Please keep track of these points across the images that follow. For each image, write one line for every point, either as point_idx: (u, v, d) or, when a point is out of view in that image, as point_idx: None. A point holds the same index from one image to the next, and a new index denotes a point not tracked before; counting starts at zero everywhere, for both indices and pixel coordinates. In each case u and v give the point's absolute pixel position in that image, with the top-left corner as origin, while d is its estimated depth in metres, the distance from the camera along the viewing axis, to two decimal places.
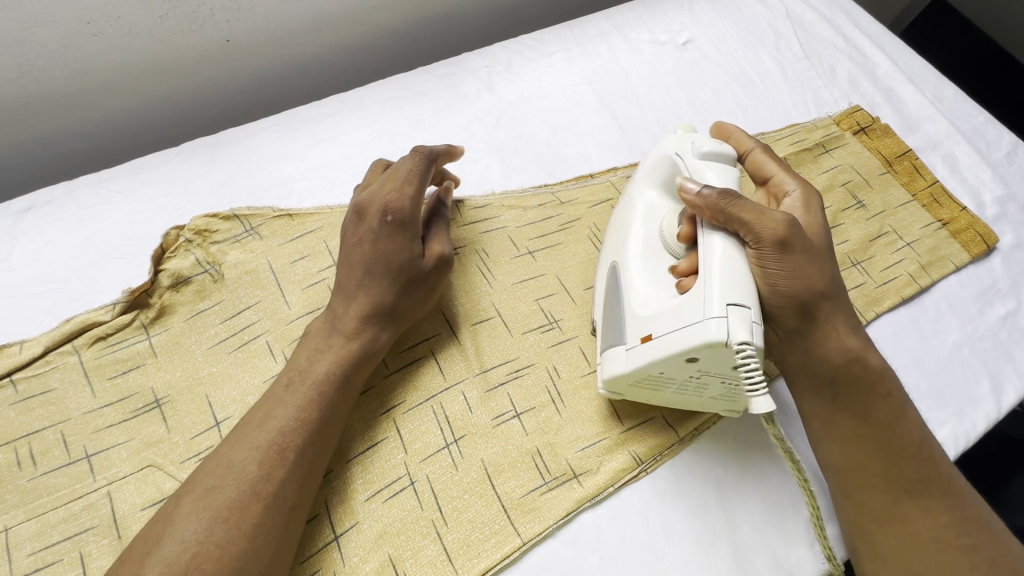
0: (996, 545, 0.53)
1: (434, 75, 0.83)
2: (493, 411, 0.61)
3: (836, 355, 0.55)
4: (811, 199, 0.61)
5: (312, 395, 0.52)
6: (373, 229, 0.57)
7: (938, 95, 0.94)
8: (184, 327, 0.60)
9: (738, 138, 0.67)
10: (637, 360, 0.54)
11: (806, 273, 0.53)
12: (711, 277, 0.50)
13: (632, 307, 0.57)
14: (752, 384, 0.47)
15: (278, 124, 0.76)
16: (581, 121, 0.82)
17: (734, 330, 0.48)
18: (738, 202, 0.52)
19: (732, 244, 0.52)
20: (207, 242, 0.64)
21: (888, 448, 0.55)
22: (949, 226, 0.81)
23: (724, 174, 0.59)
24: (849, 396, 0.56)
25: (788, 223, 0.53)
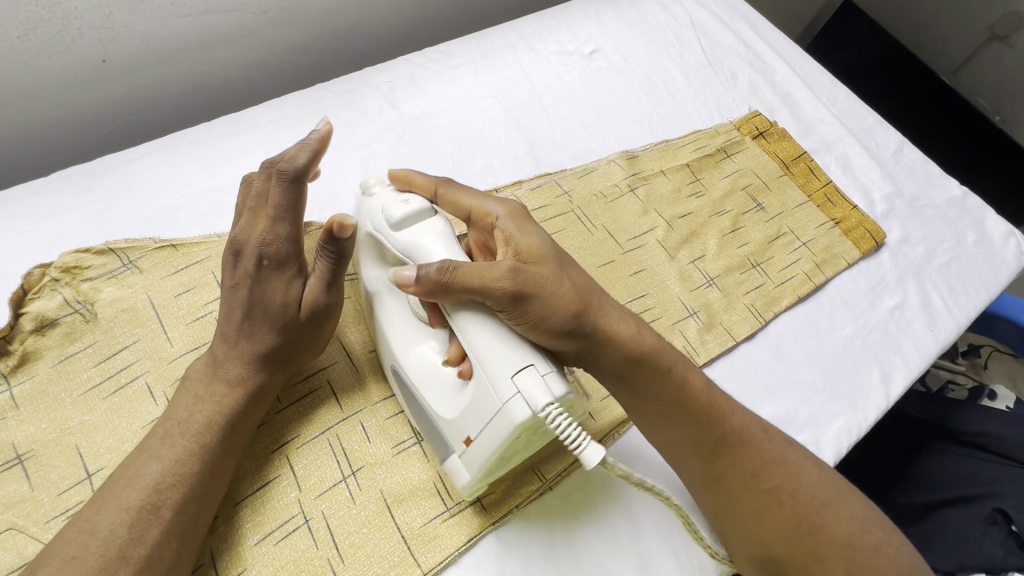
0: (783, 471, 0.55)
1: (333, 92, 0.80)
2: (393, 439, 0.59)
3: (620, 348, 0.52)
4: (523, 218, 0.54)
5: (193, 447, 0.50)
6: (248, 273, 0.54)
7: (832, 98, 0.99)
8: (51, 374, 0.56)
9: (415, 183, 0.57)
10: (473, 466, 0.52)
11: (549, 307, 0.48)
12: (483, 357, 0.48)
13: (439, 412, 0.53)
14: (575, 443, 0.45)
15: (162, 148, 0.72)
16: (486, 135, 0.82)
17: (534, 397, 0.45)
18: (455, 275, 0.47)
19: (485, 317, 0.48)
20: (78, 280, 0.60)
21: (692, 421, 0.55)
22: (842, 224, 0.84)
23: (439, 245, 0.51)
24: (641, 385, 0.54)
25: (514, 273, 0.48)
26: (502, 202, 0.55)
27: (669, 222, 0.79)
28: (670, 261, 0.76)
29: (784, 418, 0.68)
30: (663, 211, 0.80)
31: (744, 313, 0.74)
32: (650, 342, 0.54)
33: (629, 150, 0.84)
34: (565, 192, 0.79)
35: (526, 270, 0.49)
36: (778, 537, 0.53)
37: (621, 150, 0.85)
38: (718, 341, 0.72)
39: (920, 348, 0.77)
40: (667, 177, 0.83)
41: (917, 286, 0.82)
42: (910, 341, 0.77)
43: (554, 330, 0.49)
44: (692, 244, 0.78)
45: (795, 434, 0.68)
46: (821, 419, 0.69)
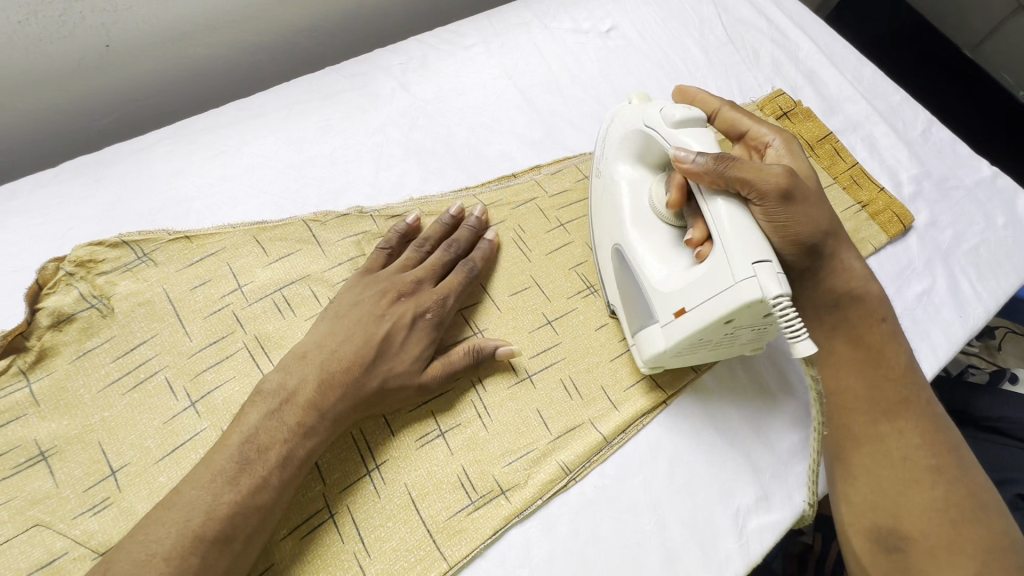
0: (917, 446, 0.58)
1: (344, 75, 0.78)
2: (417, 431, 0.59)
3: (841, 284, 0.62)
4: (794, 146, 0.65)
5: (272, 479, 0.49)
6: (405, 319, 0.58)
7: (858, 76, 0.95)
8: (69, 370, 0.55)
9: (698, 100, 0.68)
10: (674, 336, 0.57)
11: (806, 217, 0.56)
12: (722, 235, 0.53)
13: (657, 284, 0.59)
14: (793, 332, 0.49)
15: (171, 136, 0.70)
16: (502, 118, 0.79)
17: (767, 285, 0.49)
18: (732, 163, 0.54)
19: (734, 205, 0.54)
20: (93, 273, 0.59)
21: (882, 378, 0.61)
22: (868, 207, 0.82)
23: (707, 143, 0.58)
24: (850, 322, 0.62)
25: (789, 173, 0.55)
26: (776, 131, 0.66)
27: None
28: None
29: None
30: None
31: None
32: (841, 283, 0.62)
33: None
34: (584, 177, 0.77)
35: (795, 176, 0.56)
36: (917, 511, 0.56)
37: None
38: None
39: (948, 335, 0.75)
40: None
41: (946, 271, 0.80)
42: (937, 327, 0.75)
43: (800, 244, 0.58)
44: None
45: None
46: None
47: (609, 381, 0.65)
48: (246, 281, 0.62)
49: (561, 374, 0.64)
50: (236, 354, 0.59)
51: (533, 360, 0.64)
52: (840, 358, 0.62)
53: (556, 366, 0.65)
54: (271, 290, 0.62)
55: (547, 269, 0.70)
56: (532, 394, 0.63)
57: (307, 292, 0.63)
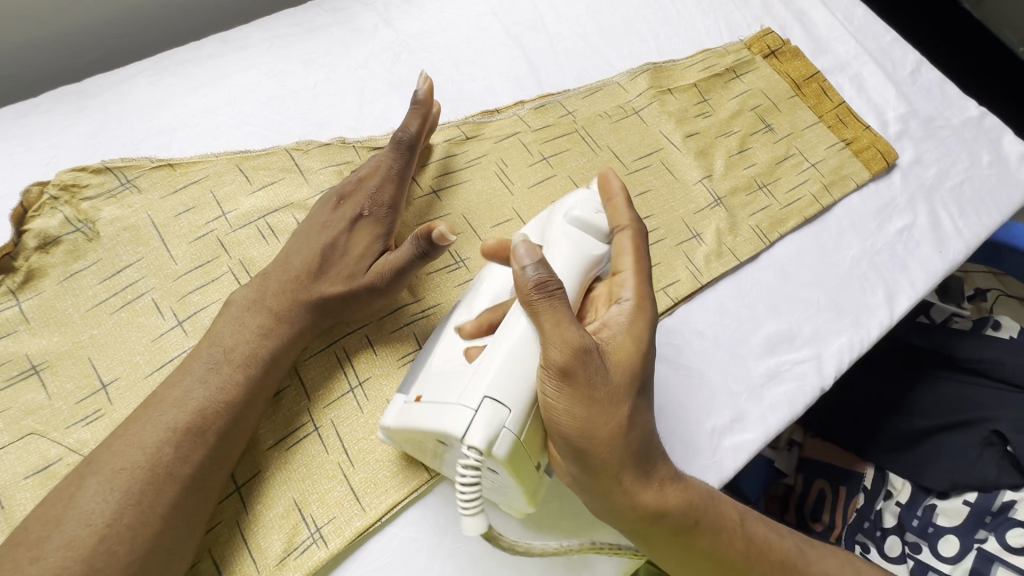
0: None
1: (325, 10, 0.77)
2: (398, 351, 0.60)
3: (631, 511, 0.47)
4: (643, 319, 0.49)
5: (239, 377, 0.50)
6: (345, 219, 0.58)
7: (849, 16, 0.94)
8: (58, 291, 0.57)
9: (617, 206, 0.54)
10: (399, 420, 0.49)
11: (573, 422, 0.44)
12: (499, 347, 0.45)
13: (432, 359, 0.51)
14: (467, 500, 0.43)
15: (153, 68, 0.69)
16: (486, 54, 0.79)
17: (479, 432, 0.42)
18: (547, 302, 0.44)
19: (524, 341, 0.45)
20: (77, 198, 0.59)
21: (716, 570, 0.50)
22: (853, 145, 0.82)
23: (577, 255, 0.51)
24: (689, 523, 0.48)
25: (579, 348, 0.44)
26: (639, 286, 0.51)
27: (676, 143, 0.77)
28: (674, 182, 0.75)
29: (786, 334, 0.69)
30: (668, 132, 0.78)
31: (749, 234, 0.74)
32: (677, 501, 0.48)
33: (634, 70, 0.81)
34: (568, 112, 0.77)
35: (591, 352, 0.44)
36: None
37: (625, 70, 0.82)
38: (723, 261, 0.71)
39: (927, 268, 0.76)
40: (674, 96, 0.80)
41: (927, 208, 0.80)
42: (916, 260, 0.76)
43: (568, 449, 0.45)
44: (699, 163, 0.77)
45: (797, 349, 0.69)
46: (823, 335, 0.70)
47: None
48: (230, 209, 0.63)
49: None
50: (222, 278, 0.60)
51: None
52: (656, 546, 0.50)
53: None
54: (254, 217, 0.63)
55: (529, 202, 0.70)
56: None
57: (291, 220, 0.64)
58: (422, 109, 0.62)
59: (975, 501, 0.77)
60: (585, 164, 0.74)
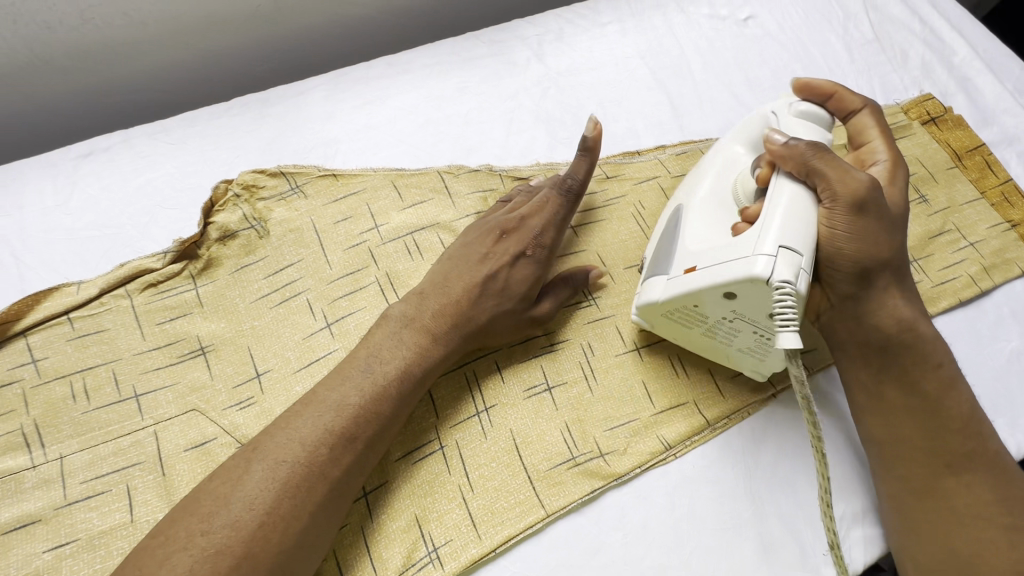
0: (988, 501, 0.52)
1: (483, 41, 0.81)
2: (525, 382, 0.61)
3: (891, 325, 0.54)
4: (898, 171, 0.60)
5: (391, 390, 0.53)
6: (509, 254, 0.60)
7: (1020, 87, 0.87)
8: (229, 280, 0.62)
9: (847, 96, 0.63)
10: (673, 290, 0.55)
11: (871, 244, 0.53)
12: (779, 210, 0.52)
13: (685, 241, 0.57)
14: (781, 323, 0.48)
15: (327, 84, 0.75)
16: (631, 96, 0.79)
17: (781, 269, 0.48)
18: (824, 158, 0.53)
19: (805, 193, 0.53)
20: (254, 198, 0.65)
21: (938, 428, 0.54)
22: (1019, 228, 0.76)
23: (815, 136, 0.58)
24: (908, 365, 0.55)
25: (868, 185, 0.52)
26: (887, 148, 0.62)
27: None
28: None
29: None
30: None
31: None
32: (924, 330, 0.56)
33: None
34: None
35: (879, 194, 0.53)
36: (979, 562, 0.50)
37: None
38: None
39: None
40: None
41: None
42: None
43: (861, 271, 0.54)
44: None
45: None
46: None
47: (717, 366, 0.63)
48: (382, 222, 0.67)
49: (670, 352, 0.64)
50: (370, 287, 0.63)
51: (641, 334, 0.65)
52: (885, 384, 0.55)
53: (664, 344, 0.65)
54: (403, 232, 0.66)
55: None
56: (638, 365, 0.63)
57: (435, 239, 0.66)
58: (591, 156, 0.65)
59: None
60: None
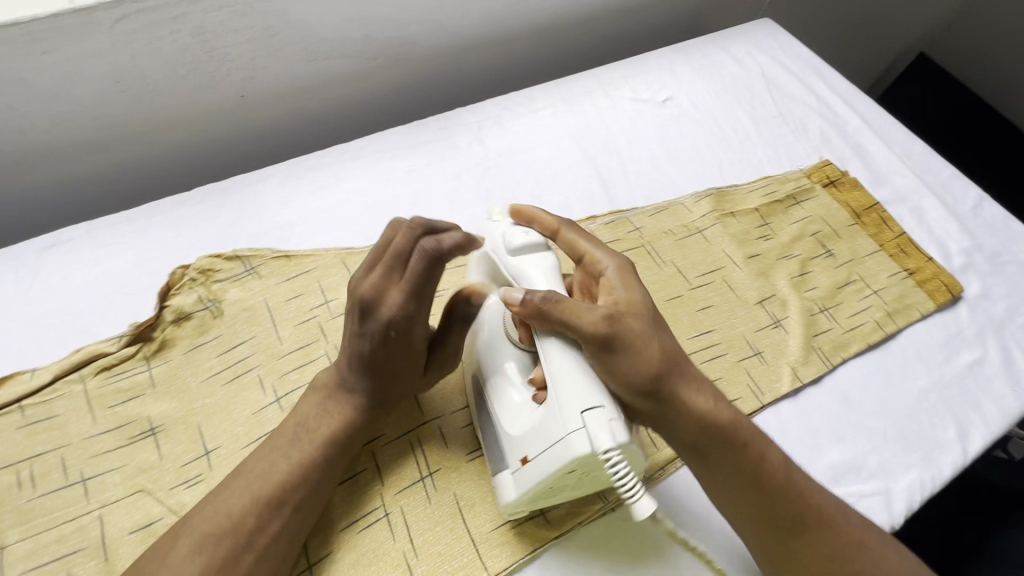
0: (828, 559, 0.55)
1: (428, 128, 0.90)
2: (468, 446, 0.64)
3: (693, 420, 0.56)
4: (629, 275, 0.59)
5: (315, 452, 0.56)
6: (355, 328, 0.57)
7: (907, 151, 0.99)
8: (182, 360, 0.65)
9: (539, 220, 0.63)
10: (521, 485, 0.54)
11: (632, 367, 0.53)
12: (557, 383, 0.51)
13: (506, 426, 0.57)
14: (630, 493, 0.47)
15: (283, 171, 0.82)
16: (564, 172, 0.88)
17: (596, 440, 0.47)
18: (555, 304, 0.52)
19: (564, 349, 0.52)
20: (210, 280, 0.69)
21: (764, 498, 0.56)
22: (916, 275, 0.84)
23: (541, 270, 0.58)
24: (716, 455, 0.56)
25: (602, 322, 0.52)
26: (612, 255, 0.60)
27: (738, 263, 0.82)
28: (736, 300, 0.79)
29: (851, 464, 0.68)
30: (731, 252, 0.83)
31: (812, 356, 0.75)
32: (727, 415, 0.57)
33: (698, 194, 0.89)
34: (636, 228, 0.84)
35: (617, 323, 0.53)
36: None
37: (690, 193, 0.89)
38: (785, 381, 0.72)
39: (1001, 406, 0.74)
40: (737, 219, 0.87)
41: (998, 343, 0.80)
42: (989, 397, 0.75)
43: (635, 390, 0.53)
44: (760, 284, 0.81)
45: (863, 482, 0.67)
46: (891, 470, 0.68)
47: None
48: (332, 297, 0.72)
49: None
50: (319, 360, 0.67)
51: None
52: (712, 462, 0.57)
53: None
54: None
55: None
56: None
57: None
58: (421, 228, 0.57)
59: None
60: (651, 277, 0.79)
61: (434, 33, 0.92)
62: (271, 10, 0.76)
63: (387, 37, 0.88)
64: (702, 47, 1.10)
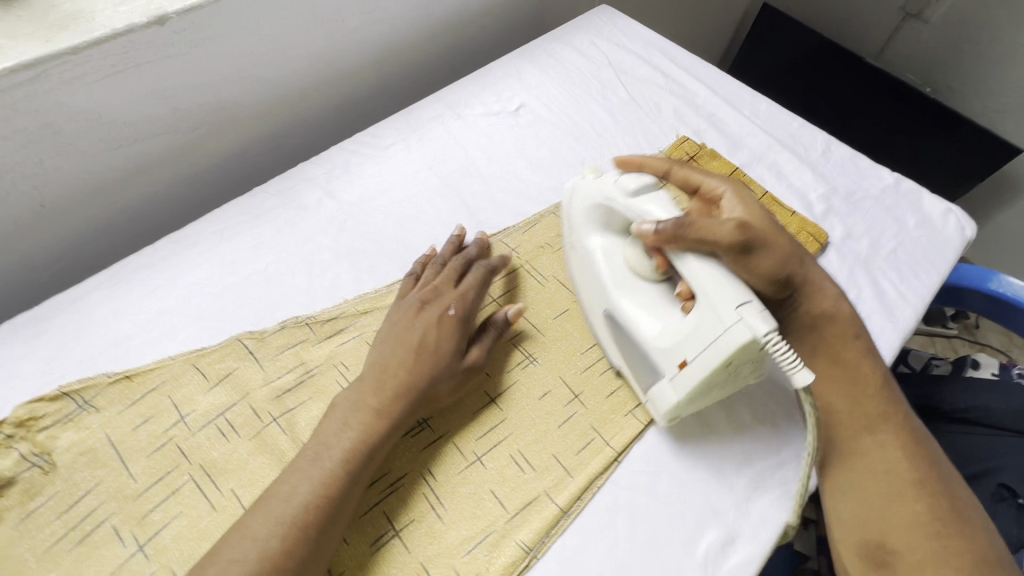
0: (898, 460, 0.62)
1: (271, 193, 0.83)
2: (370, 535, 0.58)
3: (819, 309, 0.70)
4: (743, 189, 0.73)
5: (340, 473, 0.54)
6: (434, 319, 0.65)
7: (755, 110, 1.03)
8: (13, 535, 0.55)
9: (647, 165, 0.74)
10: (682, 389, 0.61)
11: (774, 259, 0.65)
12: (702, 284, 0.60)
13: (653, 340, 0.64)
14: (790, 364, 0.55)
15: (109, 279, 0.73)
16: (426, 208, 0.84)
17: (755, 324, 0.55)
18: (692, 227, 0.60)
19: (706, 261, 0.60)
20: (33, 431, 0.60)
21: (861, 391, 0.66)
22: (784, 232, 0.86)
23: (665, 205, 0.66)
24: (826, 345, 0.69)
25: (745, 224, 0.62)
26: (721, 179, 0.74)
27: None
28: None
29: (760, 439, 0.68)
30: None
31: None
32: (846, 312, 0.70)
33: None
34: (510, 249, 0.81)
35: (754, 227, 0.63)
36: (905, 525, 0.59)
37: (558, 200, 0.88)
38: None
39: (882, 341, 0.78)
40: None
41: (868, 280, 0.83)
42: (870, 335, 0.78)
43: (774, 279, 0.66)
44: None
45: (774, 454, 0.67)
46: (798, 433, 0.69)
47: (561, 448, 0.65)
48: (188, 411, 0.64)
49: (510, 449, 0.64)
50: (183, 488, 0.59)
51: (480, 441, 0.65)
52: (818, 372, 0.69)
53: (504, 443, 0.65)
54: (213, 415, 0.64)
55: None
56: (482, 476, 0.63)
57: (248, 412, 0.64)
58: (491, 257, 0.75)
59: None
60: (534, 298, 0.77)
61: (255, 89, 0.85)
62: (42, 106, 0.66)
63: (199, 104, 0.80)
64: (545, 47, 1.08)
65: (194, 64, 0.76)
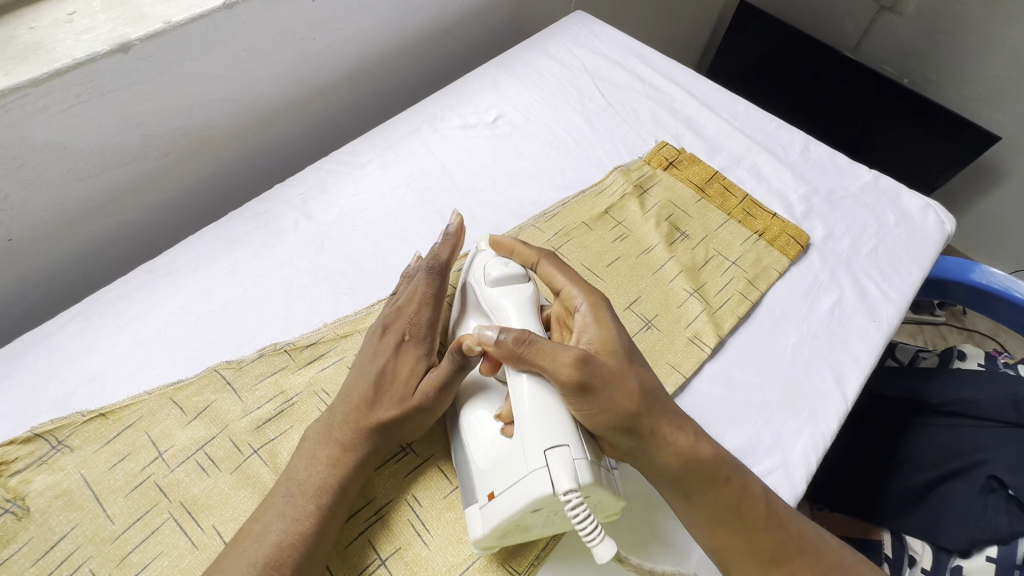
0: (806, 569, 0.57)
1: (247, 217, 0.81)
2: (356, 566, 0.57)
3: (673, 461, 0.57)
4: (602, 309, 0.61)
5: (312, 508, 0.55)
6: (389, 348, 0.64)
7: (733, 113, 1.03)
8: None
9: (519, 251, 0.68)
10: (489, 521, 0.54)
11: (614, 400, 0.55)
12: (526, 419, 0.54)
13: (475, 459, 0.57)
14: (589, 535, 0.48)
15: (82, 313, 0.71)
16: (404, 225, 0.83)
17: (557, 479, 0.49)
18: (533, 344, 0.55)
19: (536, 386, 0.55)
20: (6, 475, 0.58)
21: (735, 518, 0.57)
22: (765, 235, 0.86)
23: (513, 293, 0.64)
24: (699, 490, 0.57)
25: (580, 360, 0.54)
26: (580, 287, 0.63)
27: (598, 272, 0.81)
28: None
29: (749, 446, 0.68)
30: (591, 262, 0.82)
31: (689, 347, 0.74)
32: (710, 452, 0.58)
33: (547, 211, 0.87)
34: None
35: (592, 361, 0.55)
36: None
37: (538, 212, 0.87)
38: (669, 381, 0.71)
39: (866, 341, 0.78)
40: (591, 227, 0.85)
41: (851, 280, 0.83)
42: (855, 336, 0.78)
43: (610, 430, 0.55)
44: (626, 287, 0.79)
45: (763, 461, 0.67)
46: (786, 439, 0.69)
47: None
48: (166, 446, 0.62)
49: None
50: (162, 528, 0.58)
51: None
52: (692, 500, 0.58)
53: None
54: (192, 449, 0.62)
55: None
56: None
57: (228, 445, 0.63)
58: (453, 240, 0.73)
59: (998, 556, 0.75)
60: None
61: (227, 111, 0.84)
62: (7, 141, 0.65)
63: (169, 130, 0.79)
64: (520, 55, 1.08)
65: (162, 90, 0.75)
